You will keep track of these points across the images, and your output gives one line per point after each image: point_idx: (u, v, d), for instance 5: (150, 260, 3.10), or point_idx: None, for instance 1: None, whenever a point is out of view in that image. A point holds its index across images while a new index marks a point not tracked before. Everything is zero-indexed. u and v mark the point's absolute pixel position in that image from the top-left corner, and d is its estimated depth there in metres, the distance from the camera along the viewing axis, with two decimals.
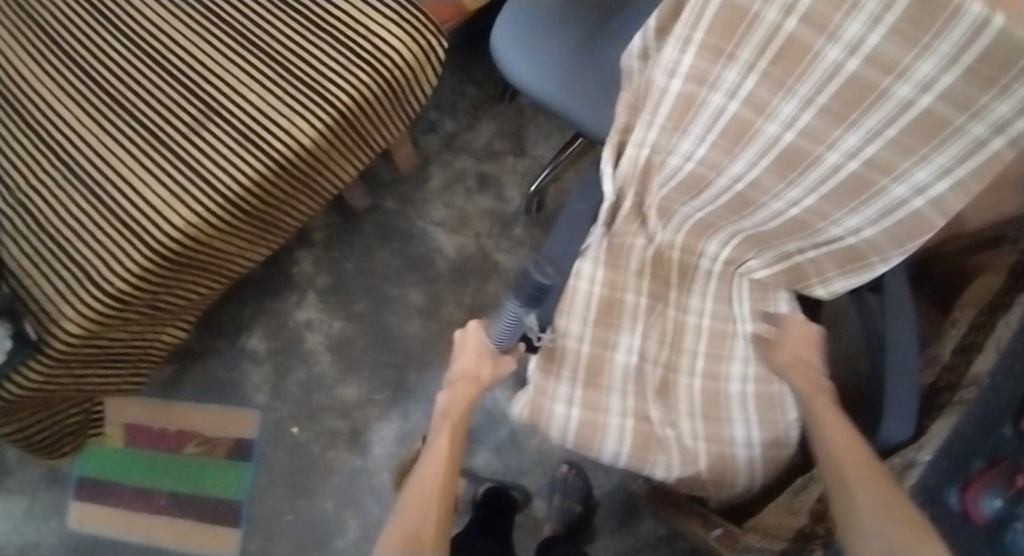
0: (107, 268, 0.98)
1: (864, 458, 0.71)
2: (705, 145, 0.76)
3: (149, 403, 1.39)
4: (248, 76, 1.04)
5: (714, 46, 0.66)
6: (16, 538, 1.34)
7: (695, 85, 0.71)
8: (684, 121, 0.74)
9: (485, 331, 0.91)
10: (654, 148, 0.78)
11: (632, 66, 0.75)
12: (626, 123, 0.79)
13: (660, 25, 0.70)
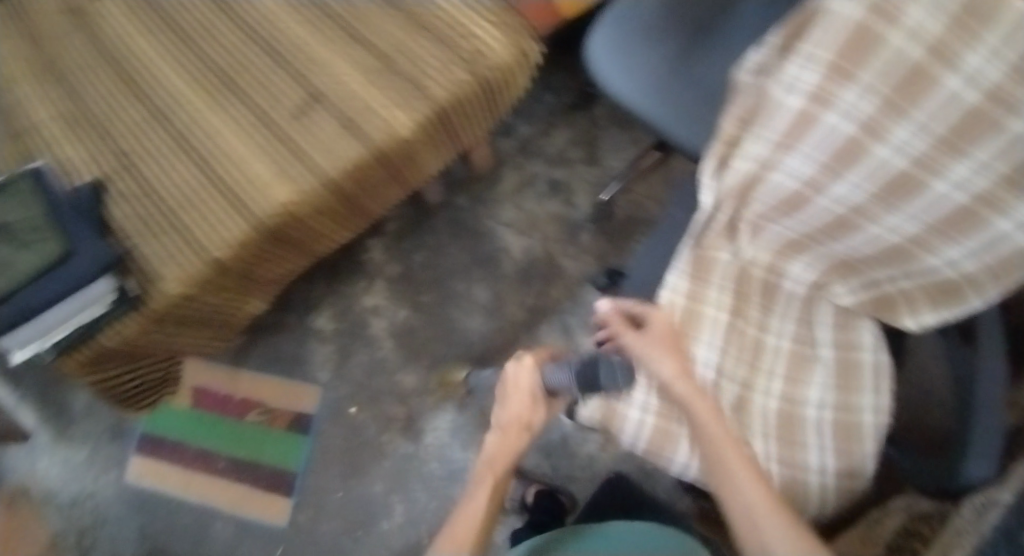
0: (206, 237, 1.02)
1: (752, 466, 0.80)
2: (813, 164, 0.79)
3: (217, 368, 1.45)
4: (354, 70, 1.10)
5: (840, 66, 0.74)
6: (83, 485, 1.41)
7: (815, 104, 0.76)
8: (797, 137, 0.79)
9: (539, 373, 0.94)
10: (762, 162, 0.82)
11: (747, 80, 0.80)
12: (736, 135, 0.82)
13: (787, 41, 0.77)
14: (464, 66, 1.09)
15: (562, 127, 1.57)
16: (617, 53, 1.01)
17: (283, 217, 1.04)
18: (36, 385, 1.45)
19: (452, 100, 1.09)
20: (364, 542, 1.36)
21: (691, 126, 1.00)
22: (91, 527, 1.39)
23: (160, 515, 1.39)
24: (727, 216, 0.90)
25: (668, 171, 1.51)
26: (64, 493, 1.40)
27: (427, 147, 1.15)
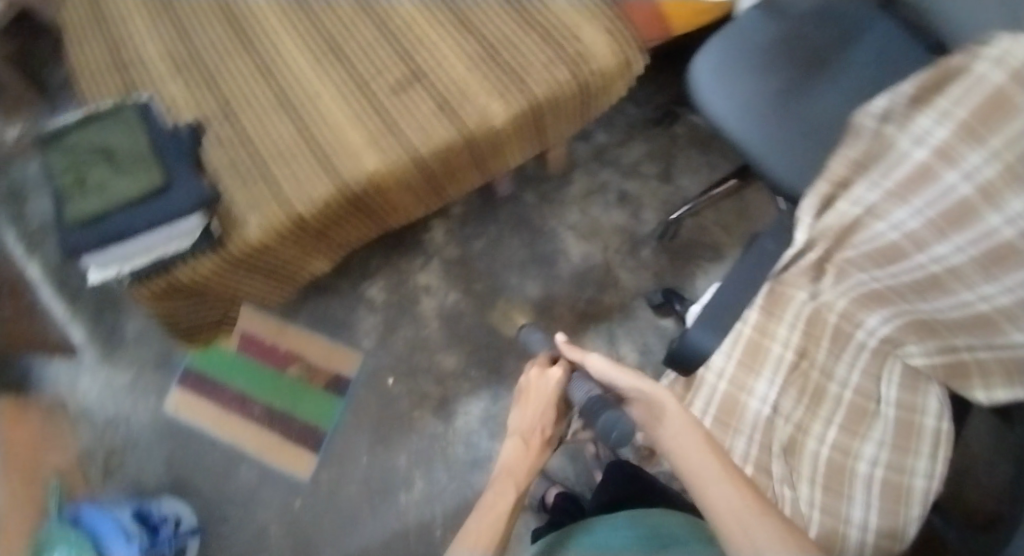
0: (293, 192, 1.05)
1: (733, 468, 0.71)
2: (920, 219, 0.81)
3: (267, 319, 1.48)
4: (459, 53, 1.12)
5: (971, 127, 0.75)
6: (119, 407, 1.45)
7: (936, 159, 0.79)
8: (911, 191, 0.82)
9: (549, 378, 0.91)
10: (866, 210, 0.87)
11: (867, 125, 0.86)
12: (845, 178, 0.88)
13: (917, 93, 0.81)
14: (567, 66, 1.10)
15: (641, 139, 1.55)
16: (719, 77, 1.03)
17: (369, 184, 1.07)
18: (93, 306, 1.50)
19: (549, 97, 1.10)
20: (379, 511, 1.38)
21: (788, 162, 0.99)
22: (120, 449, 1.43)
23: (189, 450, 1.43)
24: (816, 255, 0.91)
25: (740, 202, 1.50)
26: (100, 412, 1.44)
27: (514, 139, 1.17)
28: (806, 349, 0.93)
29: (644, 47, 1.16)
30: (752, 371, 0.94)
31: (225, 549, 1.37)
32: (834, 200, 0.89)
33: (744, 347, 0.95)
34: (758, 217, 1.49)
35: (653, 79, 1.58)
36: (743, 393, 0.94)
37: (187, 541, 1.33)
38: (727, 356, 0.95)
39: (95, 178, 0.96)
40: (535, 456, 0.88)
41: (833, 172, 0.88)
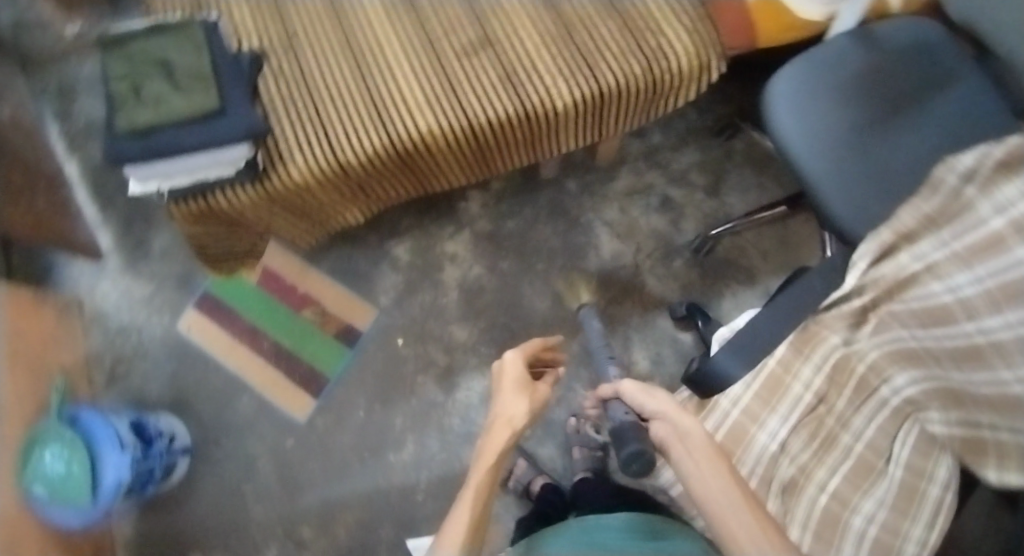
0: (344, 138, 1.04)
1: (746, 493, 0.73)
2: (977, 287, 0.79)
3: (291, 259, 1.49)
4: (534, 28, 1.10)
5: None
6: (133, 317, 1.47)
7: (1010, 230, 0.77)
8: (977, 257, 0.80)
9: (517, 363, 0.92)
10: (928, 267, 0.86)
11: (948, 181, 0.85)
12: (912, 230, 0.88)
13: (1004, 161, 0.81)
14: (640, 62, 1.08)
15: (696, 148, 1.52)
16: (794, 103, 1.01)
17: (420, 143, 1.06)
18: (124, 213, 1.51)
19: (616, 89, 1.08)
20: (367, 465, 1.39)
21: (847, 205, 0.98)
22: (128, 357, 1.45)
23: (193, 370, 1.44)
24: (861, 302, 0.90)
25: (783, 230, 1.47)
26: (115, 318, 1.47)
27: (572, 125, 1.15)
28: (827, 395, 0.91)
29: (726, 55, 1.12)
30: (767, 404, 0.94)
31: (213, 472, 1.41)
32: (894, 251, 0.90)
33: (763, 382, 0.94)
34: (798, 248, 1.46)
35: (722, 88, 1.53)
36: (752, 424, 0.94)
37: (177, 459, 1.36)
38: (745, 386, 0.96)
39: (151, 91, 0.95)
40: (506, 437, 0.84)
41: (900, 223, 0.88)
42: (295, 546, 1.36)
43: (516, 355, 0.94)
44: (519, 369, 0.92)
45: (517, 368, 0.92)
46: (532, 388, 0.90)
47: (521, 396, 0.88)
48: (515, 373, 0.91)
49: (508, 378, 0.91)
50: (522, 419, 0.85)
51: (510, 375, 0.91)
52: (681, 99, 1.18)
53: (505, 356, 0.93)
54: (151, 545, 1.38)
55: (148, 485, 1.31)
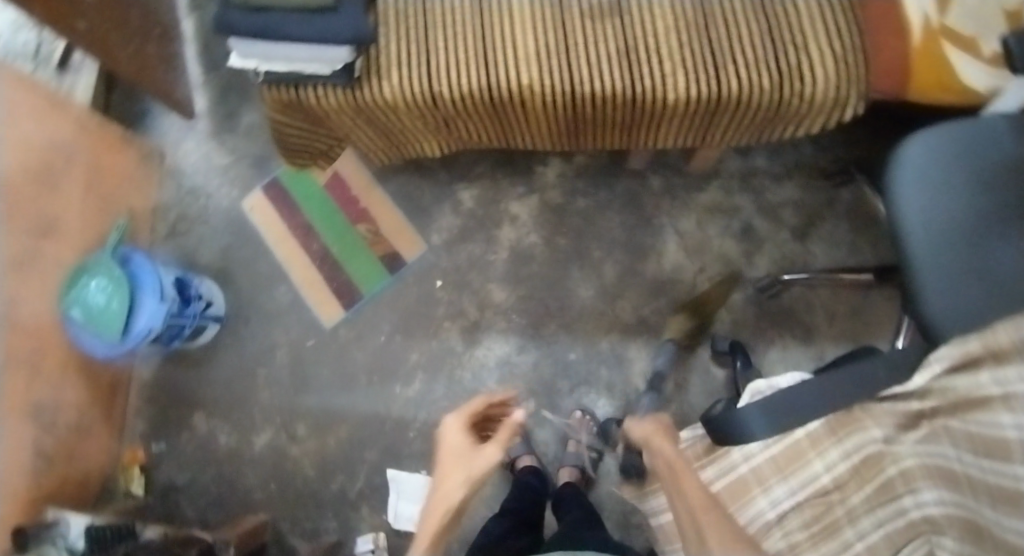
0: (445, 69, 1.01)
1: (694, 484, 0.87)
2: None
3: (362, 172, 1.49)
4: (670, 9, 1.03)
5: None
6: (205, 182, 1.52)
7: None
8: None
9: (454, 431, 0.92)
10: (1006, 395, 0.73)
11: None
12: (1004, 348, 0.77)
13: None
14: (770, 76, 1.00)
15: (798, 184, 1.41)
16: (916, 175, 0.94)
17: (518, 95, 1.02)
18: (224, 82, 1.55)
19: (735, 97, 1.01)
20: (372, 388, 1.42)
21: (945, 295, 0.89)
22: (191, 218, 1.51)
23: (243, 248, 1.49)
24: (921, 406, 0.82)
25: (860, 298, 1.36)
26: (189, 178, 1.53)
27: (677, 120, 1.08)
28: (844, 485, 0.86)
29: (866, 97, 1.03)
30: (779, 470, 0.90)
31: (234, 347, 1.47)
32: (977, 365, 0.79)
33: (782, 448, 0.90)
34: (870, 322, 1.35)
35: (849, 129, 1.40)
36: (755, 484, 0.91)
37: (207, 324, 1.42)
38: (764, 446, 0.92)
39: None
40: (446, 506, 0.85)
41: (993, 335, 0.78)
42: (285, 440, 1.42)
43: (456, 421, 0.94)
44: (457, 439, 0.92)
45: (456, 439, 0.92)
46: (474, 453, 0.90)
47: (459, 467, 0.88)
48: (451, 445, 0.91)
49: (449, 454, 0.91)
50: (458, 494, 0.85)
51: (449, 450, 0.91)
52: (802, 126, 1.10)
53: (441, 423, 0.94)
54: (164, 393, 1.47)
55: (175, 340, 1.37)
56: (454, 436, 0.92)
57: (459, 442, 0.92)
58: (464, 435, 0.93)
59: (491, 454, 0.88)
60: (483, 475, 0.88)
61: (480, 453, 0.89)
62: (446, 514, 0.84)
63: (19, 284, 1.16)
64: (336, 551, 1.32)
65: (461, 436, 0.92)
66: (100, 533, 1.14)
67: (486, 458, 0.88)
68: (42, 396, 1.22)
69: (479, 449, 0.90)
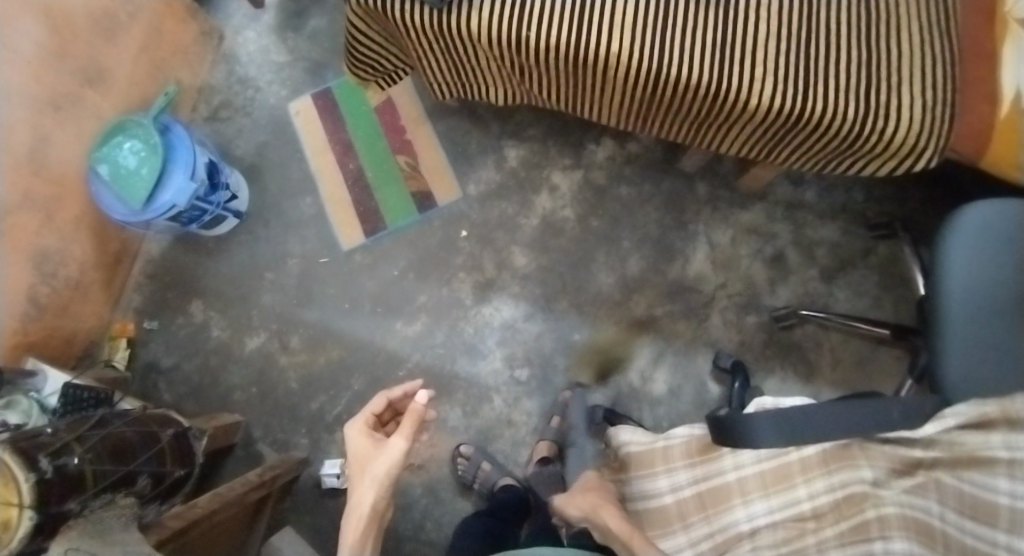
0: (542, 17, 1.01)
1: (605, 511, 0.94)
2: None
3: (415, 105, 1.47)
4: (773, 14, 1.02)
5: None
6: (258, 75, 1.50)
7: None
8: None
9: (354, 433, 0.94)
10: (1012, 460, 0.80)
11: None
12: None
13: None
14: (854, 105, 1.00)
15: (840, 227, 1.40)
16: (973, 238, 0.94)
17: (604, 61, 1.03)
18: None
19: (815, 117, 1.01)
20: (374, 319, 1.41)
21: (962, 359, 0.91)
22: (235, 106, 1.49)
23: (281, 150, 1.47)
24: (921, 455, 0.83)
25: (869, 352, 1.36)
26: (242, 67, 1.50)
27: (749, 127, 1.09)
28: (823, 515, 0.86)
29: (941, 151, 1.03)
30: (764, 487, 0.89)
31: (248, 244, 1.45)
32: (990, 427, 0.82)
33: (773, 467, 0.90)
34: (872, 376, 1.35)
35: (904, 186, 1.40)
36: (737, 494, 0.91)
37: (227, 216, 1.40)
38: (756, 459, 0.91)
39: None
40: (361, 510, 0.86)
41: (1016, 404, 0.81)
42: (277, 348, 1.42)
43: (352, 424, 0.95)
44: (364, 444, 0.92)
45: (363, 444, 0.92)
46: (378, 452, 0.90)
47: (365, 470, 0.89)
48: (358, 448, 0.92)
49: (359, 460, 0.91)
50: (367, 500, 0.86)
51: (358, 455, 0.92)
52: (869, 165, 1.10)
53: (345, 433, 0.95)
54: (168, 272, 1.46)
55: (193, 223, 1.34)
56: (360, 441, 0.92)
57: (367, 444, 0.92)
58: (371, 438, 0.93)
59: (393, 449, 0.88)
60: (392, 469, 0.88)
61: (382, 453, 0.89)
62: (362, 519, 0.85)
63: (54, 126, 1.17)
64: (300, 467, 1.33)
65: (367, 439, 0.93)
66: (76, 395, 1.15)
67: (388, 457, 0.88)
68: (51, 243, 1.23)
69: (384, 448, 0.90)
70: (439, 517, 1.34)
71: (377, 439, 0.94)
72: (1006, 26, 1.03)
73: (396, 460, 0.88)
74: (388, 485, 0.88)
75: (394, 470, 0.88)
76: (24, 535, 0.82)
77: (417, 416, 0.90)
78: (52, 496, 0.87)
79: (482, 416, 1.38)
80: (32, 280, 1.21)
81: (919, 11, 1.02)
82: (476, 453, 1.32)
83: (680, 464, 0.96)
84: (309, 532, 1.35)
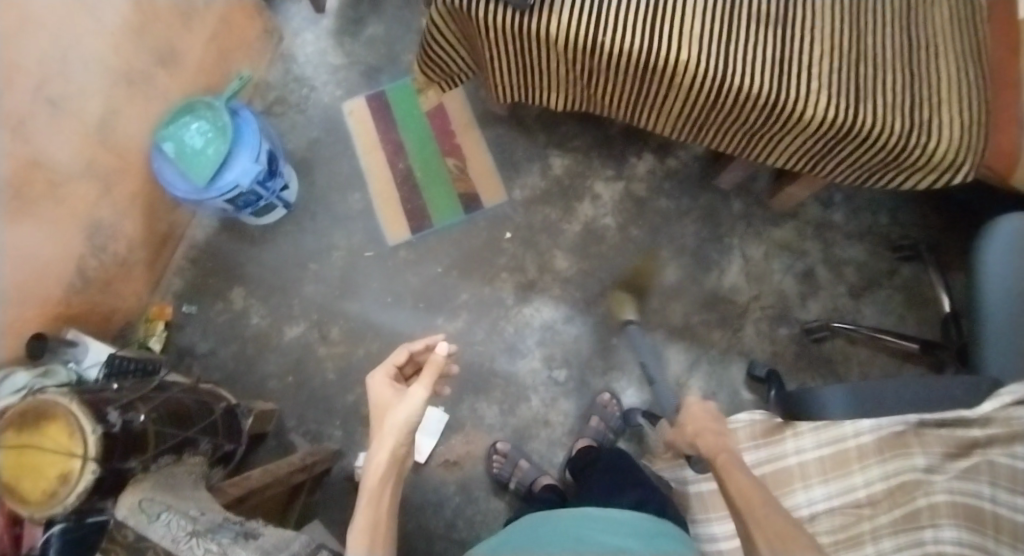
0: (617, 24, 1.07)
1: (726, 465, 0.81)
2: None
3: (466, 112, 1.52)
4: (827, 35, 1.10)
5: None
6: (314, 75, 1.55)
7: None
8: None
9: (370, 382, 0.89)
10: None
11: None
12: None
13: None
14: (903, 121, 1.07)
15: (867, 247, 1.47)
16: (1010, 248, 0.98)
17: (671, 68, 1.09)
18: None
19: (866, 130, 1.08)
20: (415, 314, 1.42)
21: (1003, 360, 0.97)
22: (290, 103, 1.53)
23: (332, 147, 1.51)
24: (979, 434, 0.86)
25: (895, 367, 1.41)
26: (299, 66, 1.55)
27: (799, 139, 1.16)
28: (877, 502, 0.91)
29: (976, 168, 1.11)
30: (823, 473, 0.95)
31: (293, 235, 1.47)
32: None
33: (833, 452, 0.95)
34: None
35: (926, 213, 1.48)
36: (798, 478, 0.96)
37: (277, 205, 1.42)
38: (816, 443, 0.97)
39: None
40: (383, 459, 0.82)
41: None
42: (316, 337, 1.42)
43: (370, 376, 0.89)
44: (383, 393, 0.88)
45: (383, 394, 0.88)
46: (399, 400, 0.86)
47: (383, 423, 0.84)
48: (379, 398, 0.88)
49: (379, 409, 0.87)
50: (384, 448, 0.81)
51: (377, 405, 0.87)
52: (907, 180, 1.18)
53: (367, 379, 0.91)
54: (210, 258, 1.47)
55: (246, 209, 1.36)
56: (379, 390, 0.87)
57: (387, 393, 0.88)
58: (391, 387, 0.89)
59: (414, 399, 0.85)
60: (411, 418, 0.84)
61: (400, 404, 0.84)
62: (385, 468, 0.81)
63: (125, 101, 1.20)
64: (334, 459, 1.31)
65: (387, 388, 0.89)
66: (122, 365, 1.15)
67: (406, 409, 0.83)
68: (105, 217, 1.24)
69: (404, 396, 0.86)
70: (472, 516, 1.33)
71: (397, 389, 0.90)
72: None
73: (415, 409, 0.84)
74: (410, 435, 0.84)
75: (414, 418, 0.84)
76: (82, 490, 0.79)
77: (437, 364, 0.86)
78: (115, 452, 0.84)
79: (519, 415, 1.38)
80: (83, 251, 1.21)
81: (951, 44, 1.13)
82: (512, 450, 1.33)
83: (744, 447, 1.00)
84: (339, 527, 1.32)
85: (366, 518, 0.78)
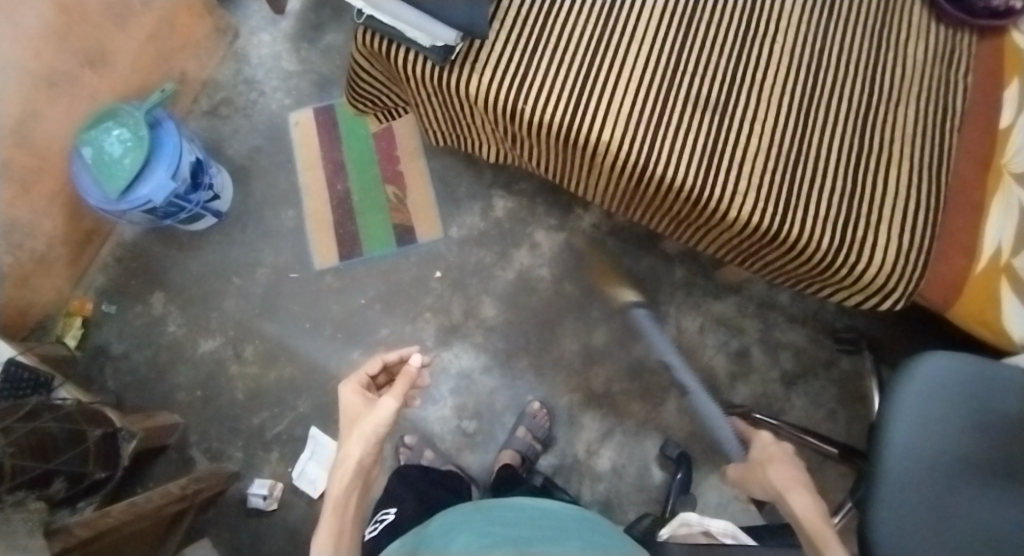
0: (540, 92, 1.01)
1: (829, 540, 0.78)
2: None
3: (414, 139, 1.47)
4: (765, 132, 1.03)
5: None
6: (264, 79, 1.49)
7: None
8: None
9: (347, 389, 0.91)
10: None
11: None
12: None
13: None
14: (831, 236, 1.00)
15: (808, 333, 1.39)
16: (930, 389, 0.90)
17: (594, 147, 1.03)
18: None
19: (792, 239, 1.01)
20: (331, 343, 1.39)
21: (892, 526, 0.86)
22: (236, 106, 1.48)
23: (272, 158, 1.47)
24: None
25: (815, 464, 1.35)
26: (251, 68, 1.50)
27: (725, 234, 1.09)
28: None
29: (910, 296, 1.03)
30: None
31: (222, 245, 1.44)
32: None
33: None
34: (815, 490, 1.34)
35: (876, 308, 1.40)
36: None
37: (205, 215, 1.38)
38: None
39: None
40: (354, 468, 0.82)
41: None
42: (229, 354, 1.40)
43: (349, 388, 0.92)
44: (355, 401, 0.90)
45: (354, 402, 0.90)
46: (369, 410, 0.88)
47: (355, 425, 0.86)
48: (351, 406, 0.90)
49: (351, 418, 0.89)
50: (357, 453, 0.82)
51: (349, 412, 0.89)
52: (836, 293, 1.11)
53: (337, 390, 0.92)
54: (135, 258, 1.45)
55: (169, 219, 1.32)
56: (351, 400, 0.90)
57: (360, 402, 0.90)
58: (362, 397, 0.91)
59: (385, 408, 0.86)
60: (381, 428, 0.85)
61: (375, 410, 0.85)
62: (348, 471, 0.81)
63: (45, 103, 1.17)
64: (229, 481, 1.31)
65: (357, 397, 0.91)
66: (18, 373, 1.13)
67: (379, 414, 0.85)
68: (22, 216, 1.20)
69: (375, 406, 0.87)
70: None
71: (369, 399, 0.92)
72: (1000, 179, 1.02)
73: (385, 418, 0.86)
74: (376, 442, 0.85)
75: (384, 426, 0.85)
76: None
77: (411, 378, 0.89)
78: None
79: None
80: None
81: (906, 151, 1.03)
82: (419, 442, 1.33)
83: None
84: (225, 548, 1.32)
85: (330, 522, 0.77)
